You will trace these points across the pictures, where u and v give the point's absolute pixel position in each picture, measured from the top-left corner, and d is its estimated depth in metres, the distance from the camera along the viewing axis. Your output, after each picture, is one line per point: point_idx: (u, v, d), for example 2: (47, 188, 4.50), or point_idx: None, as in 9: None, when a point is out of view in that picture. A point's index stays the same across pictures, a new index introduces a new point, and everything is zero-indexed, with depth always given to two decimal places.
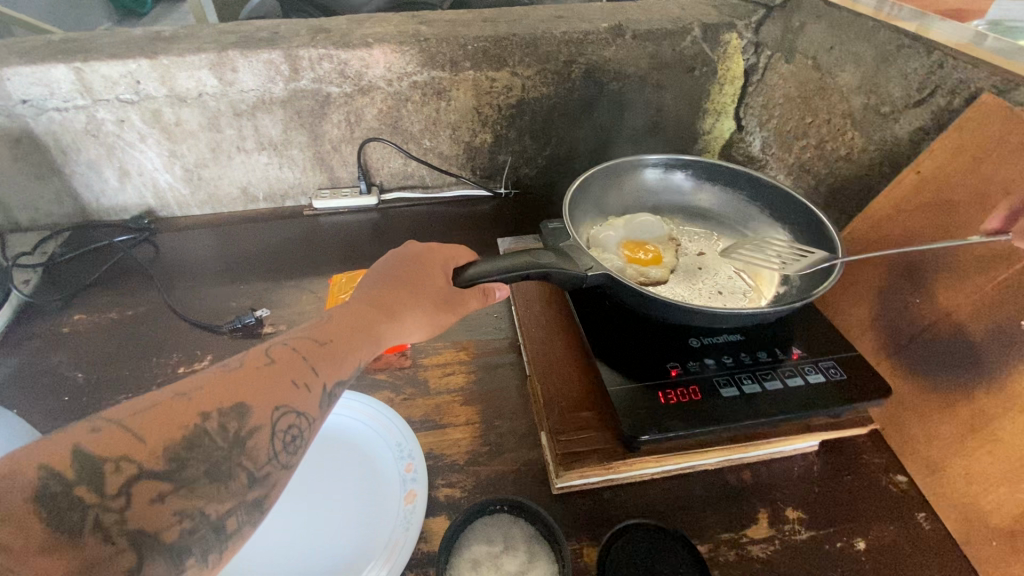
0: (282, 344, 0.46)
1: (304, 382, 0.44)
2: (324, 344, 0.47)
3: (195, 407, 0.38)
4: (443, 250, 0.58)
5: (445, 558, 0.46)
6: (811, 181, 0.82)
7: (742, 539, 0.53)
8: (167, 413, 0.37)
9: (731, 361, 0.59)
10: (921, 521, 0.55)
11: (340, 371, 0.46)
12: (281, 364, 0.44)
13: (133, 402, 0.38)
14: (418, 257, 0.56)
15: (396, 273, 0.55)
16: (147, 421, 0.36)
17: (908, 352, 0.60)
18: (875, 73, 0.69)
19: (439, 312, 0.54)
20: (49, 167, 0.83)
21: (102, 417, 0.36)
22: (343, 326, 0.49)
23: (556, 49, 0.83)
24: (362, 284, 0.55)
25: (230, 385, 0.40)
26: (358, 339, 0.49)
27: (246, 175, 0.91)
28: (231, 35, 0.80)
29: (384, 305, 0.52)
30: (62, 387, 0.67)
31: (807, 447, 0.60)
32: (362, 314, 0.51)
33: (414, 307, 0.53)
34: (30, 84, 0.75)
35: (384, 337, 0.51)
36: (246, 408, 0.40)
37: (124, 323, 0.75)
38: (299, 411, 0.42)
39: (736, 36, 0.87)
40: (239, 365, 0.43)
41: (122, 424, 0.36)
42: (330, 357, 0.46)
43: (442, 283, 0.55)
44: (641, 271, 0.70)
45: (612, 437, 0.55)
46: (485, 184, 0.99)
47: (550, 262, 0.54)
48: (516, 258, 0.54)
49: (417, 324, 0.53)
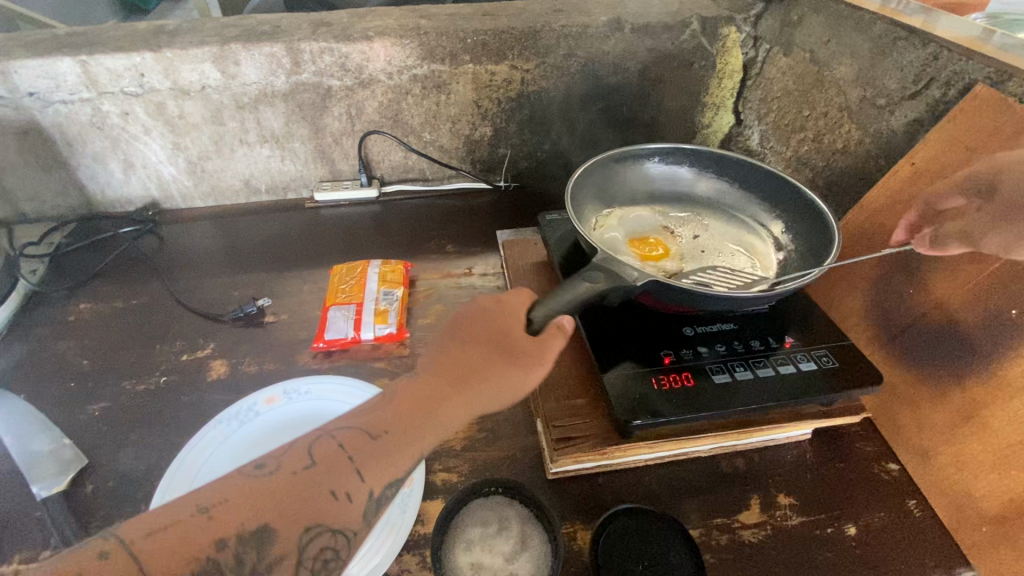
0: (330, 439, 0.44)
1: (345, 491, 0.42)
2: (377, 439, 0.44)
3: (210, 535, 0.39)
4: (512, 298, 0.51)
5: (440, 538, 0.47)
6: (809, 174, 0.83)
7: (734, 524, 0.54)
8: (184, 535, 0.39)
9: (724, 350, 0.59)
10: (913, 507, 0.56)
11: (391, 471, 0.44)
12: (323, 466, 0.43)
13: (159, 515, 0.40)
14: (488, 312, 0.50)
15: (465, 337, 0.49)
16: (160, 547, 0.38)
17: (901, 341, 0.61)
18: (872, 65, 0.69)
19: (521, 371, 0.47)
20: (55, 159, 0.85)
21: (117, 536, 0.39)
22: (403, 410, 0.45)
23: (555, 42, 0.83)
24: (430, 349, 0.50)
25: (258, 500, 0.41)
26: (418, 427, 0.44)
27: (249, 168, 0.92)
28: (233, 29, 0.81)
29: (455, 376, 0.46)
30: (68, 373, 0.69)
31: (799, 435, 0.60)
32: (427, 392, 0.46)
33: (489, 373, 0.46)
34: (36, 77, 0.76)
35: (454, 415, 0.46)
36: (269, 532, 0.40)
37: (128, 312, 0.77)
38: (334, 529, 0.41)
39: (734, 29, 0.88)
40: (279, 469, 0.43)
41: (131, 551, 0.38)
42: (379, 458, 0.43)
43: (519, 337, 0.48)
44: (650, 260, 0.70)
45: (605, 423, 0.56)
46: (485, 177, 1.00)
47: (606, 282, 0.52)
48: (574, 289, 0.51)
49: (498, 392, 0.46)
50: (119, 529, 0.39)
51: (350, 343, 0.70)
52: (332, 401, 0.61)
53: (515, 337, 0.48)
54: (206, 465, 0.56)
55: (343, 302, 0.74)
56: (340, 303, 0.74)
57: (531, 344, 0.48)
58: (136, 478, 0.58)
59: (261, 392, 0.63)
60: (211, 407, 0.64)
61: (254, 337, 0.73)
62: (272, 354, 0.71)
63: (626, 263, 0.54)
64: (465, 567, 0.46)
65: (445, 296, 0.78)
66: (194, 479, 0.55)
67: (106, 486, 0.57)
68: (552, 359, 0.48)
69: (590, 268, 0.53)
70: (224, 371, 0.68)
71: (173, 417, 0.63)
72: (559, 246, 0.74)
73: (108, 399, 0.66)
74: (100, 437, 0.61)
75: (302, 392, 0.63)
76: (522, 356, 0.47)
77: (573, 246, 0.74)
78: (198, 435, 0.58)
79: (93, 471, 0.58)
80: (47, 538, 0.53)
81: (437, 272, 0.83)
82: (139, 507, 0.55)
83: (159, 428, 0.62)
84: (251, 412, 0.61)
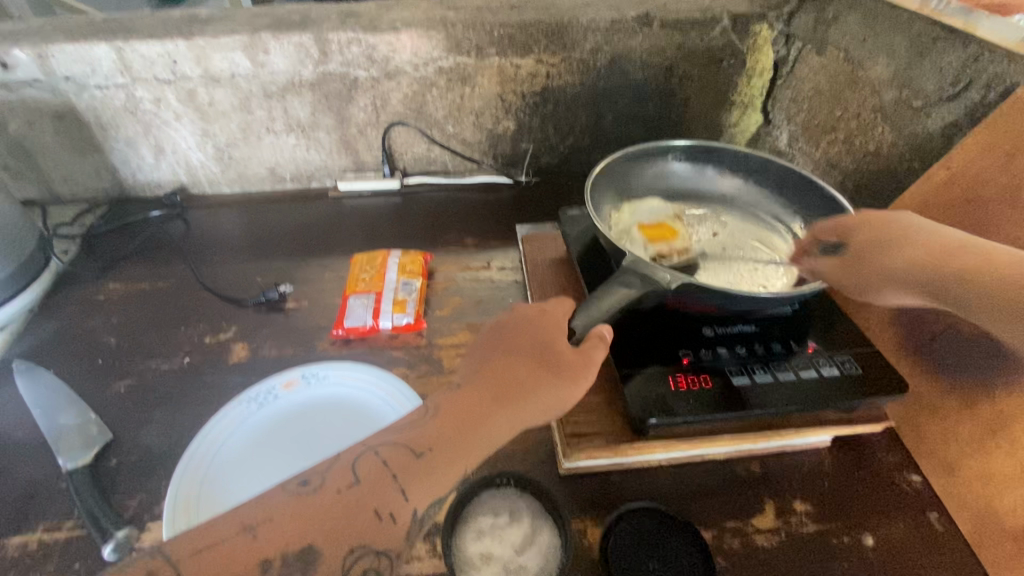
0: (372, 455, 0.41)
1: (389, 512, 0.40)
2: (422, 456, 0.42)
3: (255, 554, 0.36)
4: (553, 311, 0.52)
5: (451, 526, 0.48)
6: (837, 176, 0.81)
7: (747, 528, 0.53)
8: (230, 555, 0.36)
9: (744, 352, 0.59)
10: (933, 520, 0.54)
11: (436, 489, 0.41)
12: (366, 485, 0.40)
13: (203, 533, 0.37)
14: (530, 326, 0.51)
15: (508, 350, 0.49)
16: (207, 565, 0.35)
17: (929, 351, 0.59)
18: (909, 65, 0.67)
19: (567, 384, 0.47)
20: (89, 142, 0.87)
21: (163, 555, 0.36)
22: (445, 425, 0.44)
23: (582, 36, 0.82)
24: (469, 361, 0.51)
25: (302, 520, 0.38)
26: (462, 444, 0.43)
27: (274, 156, 0.93)
28: (263, 18, 0.82)
29: (498, 389, 0.46)
30: (97, 350, 0.71)
31: (818, 441, 0.59)
32: (469, 407, 0.45)
33: (534, 387, 0.46)
34: (73, 61, 0.78)
35: (497, 432, 0.45)
36: (314, 552, 0.37)
37: (154, 293, 0.79)
38: (377, 551, 0.39)
39: (766, 27, 0.86)
40: (321, 486, 0.40)
41: (178, 568, 0.35)
42: (423, 475, 0.41)
43: (562, 349, 0.48)
44: (669, 246, 0.70)
45: (619, 420, 0.56)
46: (506, 171, 1.00)
47: (639, 288, 0.53)
48: (606, 294, 0.53)
49: (543, 406, 0.46)
50: (165, 548, 0.36)
51: (368, 331, 0.71)
52: (349, 388, 0.63)
53: (560, 350, 0.48)
54: (223, 447, 0.57)
55: (363, 291, 0.75)
56: (360, 292, 0.75)
57: (575, 357, 0.48)
58: (158, 455, 0.59)
59: (280, 375, 0.64)
60: (232, 388, 0.66)
61: (275, 323, 0.74)
62: (291, 340, 0.72)
63: (659, 267, 0.54)
64: (475, 556, 0.46)
65: (463, 289, 0.79)
66: (213, 456, 0.56)
67: (129, 461, 0.59)
68: (596, 370, 0.48)
69: (625, 271, 0.54)
70: (244, 354, 0.70)
71: (195, 397, 0.65)
72: (578, 242, 0.73)
73: (133, 376, 0.67)
74: (125, 413, 0.63)
75: (321, 376, 0.64)
76: (567, 367, 0.47)
77: (591, 242, 0.73)
78: (219, 413, 0.60)
79: (116, 446, 0.60)
80: (71, 509, 0.55)
81: (456, 265, 0.83)
82: (160, 483, 0.57)
83: (181, 407, 0.64)
84: (270, 395, 0.62)
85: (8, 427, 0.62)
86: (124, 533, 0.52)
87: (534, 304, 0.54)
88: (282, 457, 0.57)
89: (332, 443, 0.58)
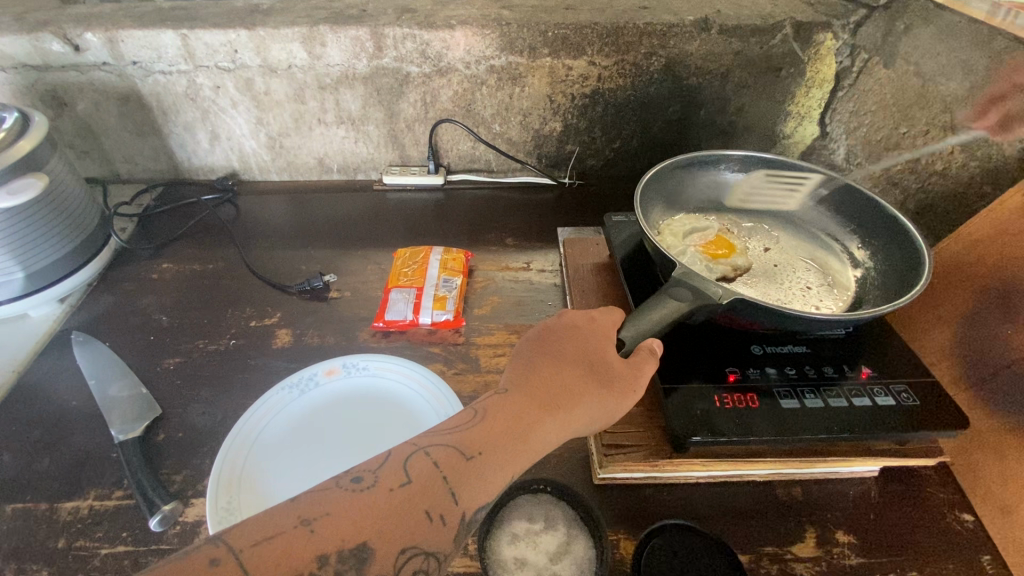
0: (424, 455, 0.41)
1: (440, 513, 0.38)
2: (472, 459, 0.41)
3: (313, 548, 0.34)
4: (604, 322, 0.52)
5: (487, 528, 0.48)
6: (898, 195, 0.79)
7: (786, 555, 0.51)
8: (290, 547, 0.34)
9: (793, 373, 0.57)
10: (985, 564, 0.51)
11: (485, 493, 0.41)
12: (419, 485, 0.39)
13: (258, 525, 0.36)
14: (580, 333, 0.51)
15: (557, 356, 0.49)
16: (266, 558, 0.34)
17: (992, 384, 0.56)
18: (986, 85, 0.65)
19: (616, 397, 0.47)
20: (150, 126, 0.91)
21: (225, 543, 0.34)
22: (495, 429, 0.43)
23: (637, 39, 0.81)
24: (513, 365, 0.50)
25: (359, 515, 0.36)
26: (511, 447, 0.43)
27: (324, 146, 0.95)
28: (322, 11, 0.83)
29: (547, 399, 0.45)
30: (149, 327, 0.73)
31: (865, 471, 0.57)
32: (519, 414, 0.44)
33: (584, 396, 0.46)
34: (140, 47, 0.81)
35: (545, 439, 0.44)
36: (368, 550, 0.35)
37: (205, 275, 0.81)
38: (428, 552, 0.37)
39: (830, 36, 0.82)
40: (376, 483, 0.39)
41: (239, 560, 0.33)
42: (472, 479, 0.40)
43: (613, 361, 0.49)
44: (731, 264, 0.69)
45: (660, 436, 0.55)
46: (550, 172, 0.99)
47: (690, 301, 0.52)
48: (660, 309, 0.52)
49: (592, 416, 0.46)
50: (227, 536, 0.35)
51: (408, 326, 0.72)
52: (389, 381, 0.64)
53: (610, 361, 0.49)
54: (265, 430, 0.59)
55: (404, 285, 0.76)
56: (402, 286, 0.76)
57: (625, 369, 0.48)
58: (203, 432, 0.61)
59: (321, 363, 0.65)
60: (275, 374, 0.67)
61: (318, 311, 0.76)
62: (333, 328, 0.73)
63: (710, 280, 0.54)
64: (509, 560, 0.47)
65: (502, 289, 0.79)
66: (254, 440, 0.58)
67: (176, 437, 0.61)
68: (645, 384, 0.48)
69: (674, 283, 0.54)
70: (288, 341, 0.71)
71: (240, 378, 0.67)
72: (624, 248, 0.72)
73: (181, 355, 0.70)
74: (173, 389, 0.66)
75: (360, 367, 0.65)
76: (617, 381, 0.48)
77: (637, 249, 0.72)
78: (263, 397, 0.61)
79: (164, 422, 0.62)
80: (121, 478, 0.57)
81: (496, 264, 0.83)
82: (204, 461, 0.58)
83: (226, 388, 0.66)
84: (311, 381, 0.63)
85: (64, 394, 0.65)
86: (169, 507, 0.54)
87: (582, 311, 0.54)
88: (320, 447, 0.58)
89: (368, 432, 0.59)
